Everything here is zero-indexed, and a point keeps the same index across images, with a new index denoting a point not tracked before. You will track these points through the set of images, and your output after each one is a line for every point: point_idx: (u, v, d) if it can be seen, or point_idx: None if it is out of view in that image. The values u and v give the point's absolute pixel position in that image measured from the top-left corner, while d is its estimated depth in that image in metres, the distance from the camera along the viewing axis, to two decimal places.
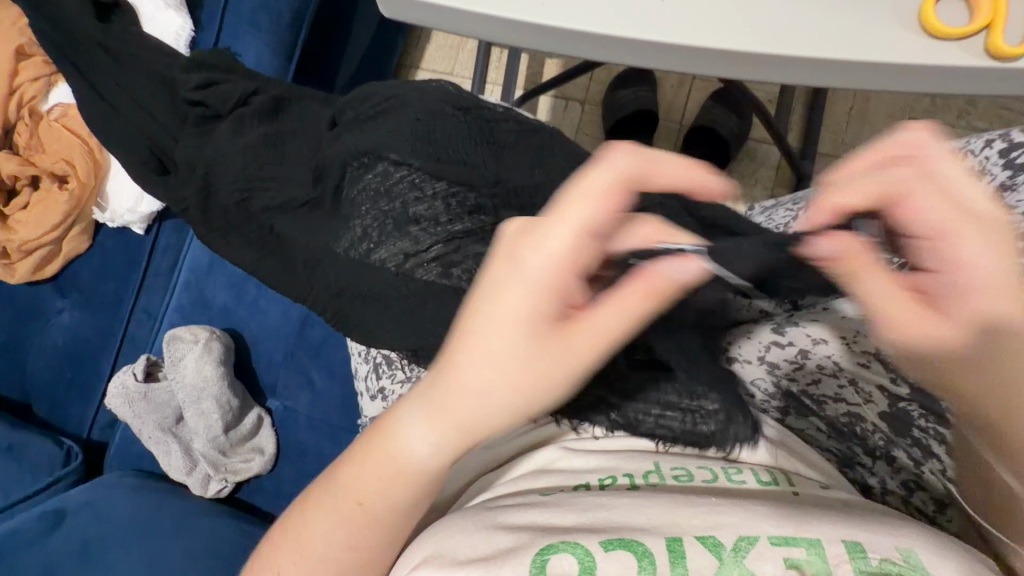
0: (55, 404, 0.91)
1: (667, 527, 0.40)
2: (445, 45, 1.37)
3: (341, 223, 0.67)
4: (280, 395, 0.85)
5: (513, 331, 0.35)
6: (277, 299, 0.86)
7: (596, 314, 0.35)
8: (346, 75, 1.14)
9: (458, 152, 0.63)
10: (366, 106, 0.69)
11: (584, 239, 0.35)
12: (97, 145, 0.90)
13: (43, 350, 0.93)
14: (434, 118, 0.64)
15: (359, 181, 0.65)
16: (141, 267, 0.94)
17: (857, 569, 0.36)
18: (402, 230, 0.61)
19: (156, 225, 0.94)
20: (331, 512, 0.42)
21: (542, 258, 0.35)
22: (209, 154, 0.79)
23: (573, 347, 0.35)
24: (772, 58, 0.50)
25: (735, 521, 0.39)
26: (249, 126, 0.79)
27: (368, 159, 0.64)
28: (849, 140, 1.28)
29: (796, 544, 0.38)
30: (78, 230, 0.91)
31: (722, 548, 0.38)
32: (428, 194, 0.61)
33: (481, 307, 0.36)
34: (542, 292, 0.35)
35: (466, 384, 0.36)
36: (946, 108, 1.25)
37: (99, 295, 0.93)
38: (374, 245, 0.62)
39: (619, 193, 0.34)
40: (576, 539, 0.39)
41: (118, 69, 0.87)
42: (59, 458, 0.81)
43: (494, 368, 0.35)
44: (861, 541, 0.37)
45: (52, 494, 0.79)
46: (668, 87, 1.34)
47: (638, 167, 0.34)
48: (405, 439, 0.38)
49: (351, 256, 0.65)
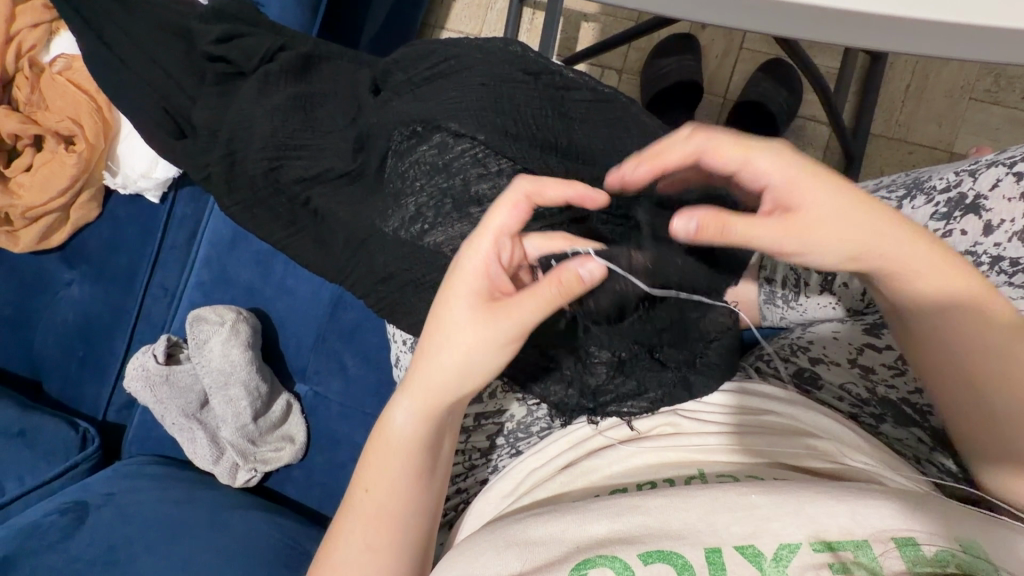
0: (65, 384, 0.86)
1: (706, 533, 0.40)
2: (473, 4, 1.26)
3: (388, 201, 0.60)
4: (309, 379, 0.80)
5: (458, 307, 0.43)
6: (307, 278, 0.79)
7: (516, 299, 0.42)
8: (370, 32, 1.04)
9: (528, 125, 0.56)
10: (419, 68, 0.61)
11: (499, 240, 0.43)
12: (105, 103, 0.82)
13: (53, 327, 0.87)
14: (501, 85, 0.56)
15: (411, 152, 0.57)
16: (156, 239, 0.87)
17: (908, 561, 0.35)
18: (461, 212, 0.55)
19: (171, 193, 0.87)
20: (369, 466, 0.48)
21: (473, 253, 0.43)
22: (233, 116, 0.71)
23: (487, 326, 0.42)
24: (914, 24, 0.43)
25: (776, 526, 0.39)
26: (278, 87, 0.71)
27: (423, 129, 0.56)
28: (904, 119, 1.14)
29: (842, 547, 0.38)
30: (87, 197, 0.83)
31: (763, 558, 0.38)
32: (492, 170, 0.54)
33: (445, 286, 0.45)
34: (473, 281, 0.43)
35: (451, 335, 0.44)
36: (1012, 88, 1.10)
37: (111, 268, 0.87)
38: (428, 226, 0.56)
39: (521, 205, 0.42)
40: (616, 552, 0.40)
41: (127, 17, 0.78)
42: (75, 441, 0.77)
43: (443, 338, 0.44)
44: (913, 537, 0.37)
45: (67, 481, 0.75)
46: (712, 57, 1.25)
47: (538, 189, 0.42)
48: (422, 375, 0.45)
49: (399, 238, 0.58)
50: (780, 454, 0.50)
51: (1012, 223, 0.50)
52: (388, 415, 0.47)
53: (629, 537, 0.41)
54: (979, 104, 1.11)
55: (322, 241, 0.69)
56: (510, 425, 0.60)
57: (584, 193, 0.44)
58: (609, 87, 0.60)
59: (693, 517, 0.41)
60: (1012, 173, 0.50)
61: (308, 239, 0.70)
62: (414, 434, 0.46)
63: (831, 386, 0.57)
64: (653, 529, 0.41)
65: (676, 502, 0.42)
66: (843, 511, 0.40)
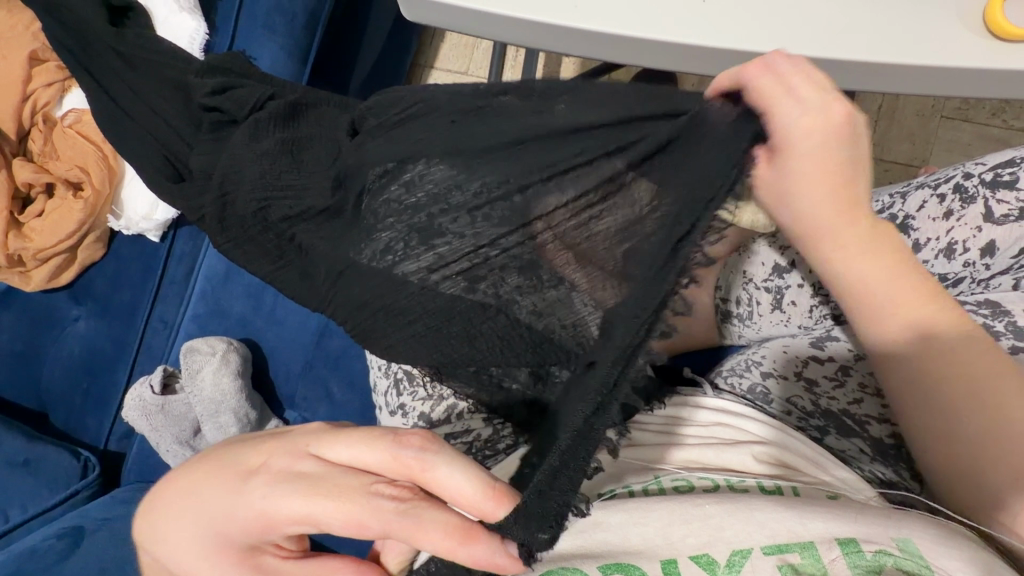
0: (72, 416, 0.90)
1: (662, 546, 0.42)
2: (461, 45, 1.34)
3: (360, 234, 0.64)
4: (297, 406, 0.84)
5: (234, 518, 0.41)
6: (294, 309, 0.84)
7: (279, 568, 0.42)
8: (360, 77, 1.11)
9: (485, 157, 0.59)
10: (393, 109, 0.67)
11: (297, 520, 0.40)
12: (110, 151, 0.89)
13: (61, 359, 0.92)
14: (468, 122, 0.62)
15: (382, 190, 0.62)
16: (156, 275, 0.93)
17: (851, 564, 0.38)
18: (427, 241, 0.59)
19: (171, 232, 0.93)
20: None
21: (262, 497, 0.41)
22: (225, 160, 0.76)
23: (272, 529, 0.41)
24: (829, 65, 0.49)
25: (729, 534, 0.41)
26: (265, 130, 0.76)
27: (393, 167, 0.62)
28: (879, 138, 1.17)
29: (791, 549, 0.40)
30: (93, 238, 0.90)
31: (716, 565, 0.40)
32: (454, 204, 0.58)
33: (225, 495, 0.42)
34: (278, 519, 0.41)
35: (208, 522, 0.42)
36: (979, 106, 1.14)
37: (114, 304, 0.92)
38: (397, 257, 0.60)
39: (366, 531, 0.39)
40: (578, 565, 0.42)
41: (132, 75, 0.84)
42: (76, 470, 0.81)
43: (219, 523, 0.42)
44: (856, 538, 0.40)
45: (68, 507, 0.79)
46: (688, 86, 1.30)
47: (423, 476, 0.40)
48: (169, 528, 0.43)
49: (381, 265, 0.61)
50: (744, 461, 0.51)
51: (938, 240, 0.54)
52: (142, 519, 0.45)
53: (590, 552, 0.43)
54: (951, 122, 1.15)
55: (305, 274, 0.73)
56: (476, 443, 0.60)
57: (478, 521, 0.40)
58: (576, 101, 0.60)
59: (650, 531, 0.43)
60: (936, 196, 0.54)
61: (293, 272, 0.74)
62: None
63: (780, 401, 0.58)
64: (612, 545, 0.43)
65: (633, 517, 0.44)
66: (789, 519, 0.41)
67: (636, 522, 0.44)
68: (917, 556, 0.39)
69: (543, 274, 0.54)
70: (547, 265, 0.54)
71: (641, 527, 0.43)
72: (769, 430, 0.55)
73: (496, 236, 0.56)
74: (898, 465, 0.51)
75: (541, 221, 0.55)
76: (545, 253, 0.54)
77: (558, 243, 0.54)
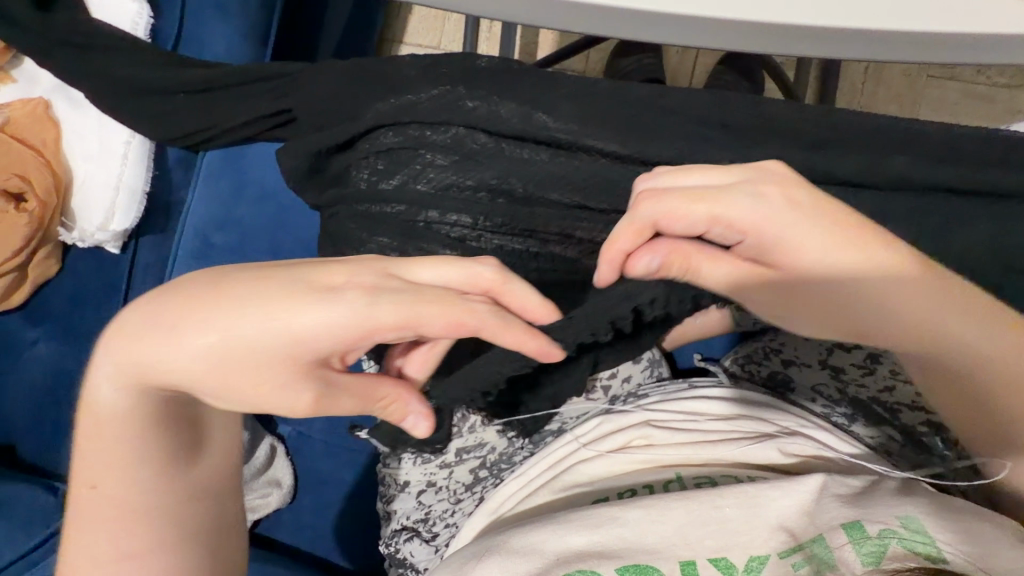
0: (45, 447, 0.84)
1: (681, 545, 0.42)
2: (430, 16, 1.25)
3: (330, 204, 0.62)
4: (291, 421, 0.79)
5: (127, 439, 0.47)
6: None
7: (333, 402, 0.43)
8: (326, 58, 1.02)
9: (465, 114, 0.55)
10: (354, 88, 0.63)
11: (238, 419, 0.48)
12: (53, 157, 0.80)
13: (22, 388, 0.84)
14: (444, 94, 0.56)
15: (374, 141, 0.58)
16: (121, 291, 0.84)
17: (859, 552, 0.40)
18: (415, 165, 0.57)
19: (131, 242, 0.84)
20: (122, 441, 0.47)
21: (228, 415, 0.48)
22: (224, 110, 0.73)
23: (144, 404, 0.46)
24: None
25: (745, 538, 0.42)
26: (256, 123, 0.73)
27: (393, 133, 0.57)
28: (867, 101, 1.17)
29: (800, 547, 0.41)
30: (44, 254, 0.81)
31: (734, 569, 0.41)
32: (433, 164, 0.56)
33: (122, 443, 0.47)
34: (462, 306, 0.39)
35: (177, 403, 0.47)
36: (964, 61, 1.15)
37: (76, 325, 0.84)
38: (396, 183, 0.57)
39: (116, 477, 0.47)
40: (595, 567, 0.41)
41: (67, 65, 0.75)
42: (54, 507, 0.75)
43: (252, 399, 0.42)
44: (858, 520, 0.41)
45: (49, 549, 0.73)
46: (673, 52, 1.23)
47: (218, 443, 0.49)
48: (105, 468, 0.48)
49: (351, 211, 0.59)
50: (771, 457, 0.51)
51: None
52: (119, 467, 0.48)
53: (604, 552, 0.42)
54: (936, 81, 1.16)
55: None
56: (492, 457, 0.59)
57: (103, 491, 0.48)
58: (496, 81, 0.56)
59: (668, 530, 0.43)
60: None
61: None
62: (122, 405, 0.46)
63: (803, 389, 0.58)
64: (627, 542, 0.43)
65: (652, 514, 0.44)
66: (795, 514, 0.43)
67: (653, 521, 0.43)
68: (922, 532, 0.40)
69: (536, 204, 0.55)
70: (537, 201, 0.55)
71: (658, 525, 0.43)
72: (791, 418, 0.54)
73: (483, 184, 0.55)
74: (928, 453, 0.52)
75: (533, 158, 0.55)
76: (520, 191, 0.55)
77: (538, 173, 0.55)
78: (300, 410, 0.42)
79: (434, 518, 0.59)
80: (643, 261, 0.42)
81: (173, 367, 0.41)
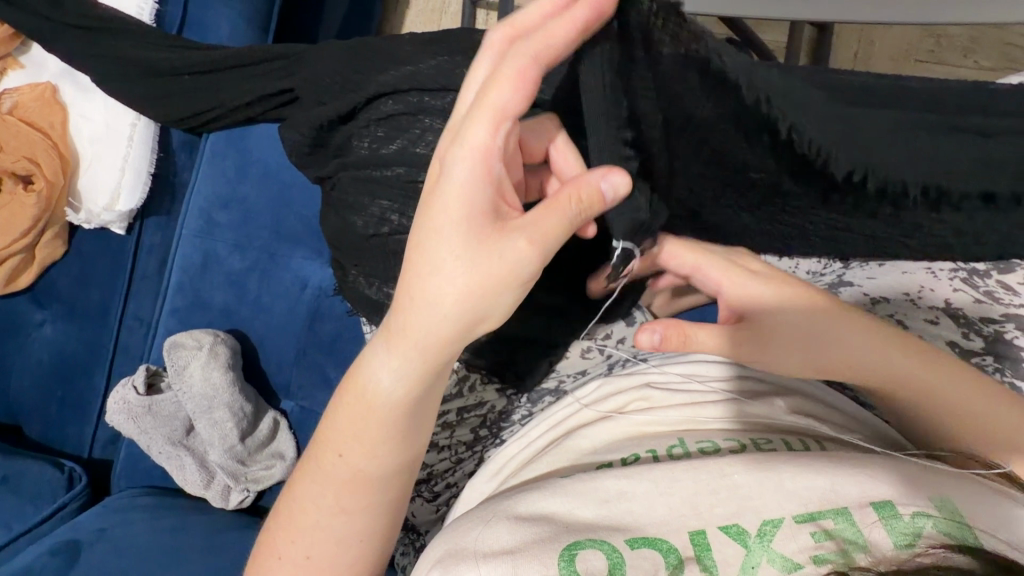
0: (51, 426, 0.85)
1: (691, 516, 0.40)
2: (427, 9, 1.27)
3: (332, 175, 0.64)
4: (295, 396, 0.80)
5: (377, 423, 0.42)
6: (282, 294, 0.80)
7: (542, 228, 0.38)
8: None
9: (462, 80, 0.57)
10: (356, 62, 0.64)
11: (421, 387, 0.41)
12: (61, 141, 0.82)
13: (29, 368, 0.86)
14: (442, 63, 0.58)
15: (374, 111, 0.61)
16: (127, 271, 0.86)
17: (889, 532, 0.37)
18: (413, 132, 0.58)
19: (137, 223, 0.86)
20: (355, 428, 0.42)
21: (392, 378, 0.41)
22: (228, 91, 0.75)
23: (412, 391, 0.41)
24: None
25: (761, 503, 0.39)
26: (258, 103, 0.75)
27: (393, 102, 0.59)
28: None
29: (823, 515, 0.38)
30: (51, 235, 0.82)
31: (747, 536, 0.38)
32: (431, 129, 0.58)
33: (355, 417, 0.42)
34: (515, 54, 0.35)
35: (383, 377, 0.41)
36: (951, 47, 1.17)
37: (82, 305, 0.86)
38: (395, 150, 0.59)
39: (360, 464, 0.43)
40: (604, 537, 0.40)
41: (76, 48, 0.77)
42: (61, 481, 0.77)
43: (489, 289, 0.38)
44: (891, 500, 0.38)
45: (56, 523, 0.74)
46: None
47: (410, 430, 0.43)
48: (339, 450, 0.43)
49: (353, 177, 0.61)
50: (771, 412, 0.52)
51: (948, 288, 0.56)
52: (358, 449, 0.42)
53: (613, 522, 0.41)
54: (925, 65, 1.17)
55: None
56: (492, 416, 0.61)
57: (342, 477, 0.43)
58: None
59: (676, 502, 0.41)
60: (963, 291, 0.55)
61: None
62: (398, 390, 0.41)
63: None
64: (637, 516, 0.41)
65: (660, 487, 0.42)
66: (821, 481, 0.40)
67: (662, 492, 0.41)
68: (956, 517, 0.37)
69: None
70: None
71: (666, 496, 0.41)
72: (785, 377, 0.55)
73: None
74: None
75: None
76: None
77: None
78: (533, 270, 0.38)
79: (436, 477, 0.61)
80: (644, 338, 0.45)
81: (438, 299, 0.38)
